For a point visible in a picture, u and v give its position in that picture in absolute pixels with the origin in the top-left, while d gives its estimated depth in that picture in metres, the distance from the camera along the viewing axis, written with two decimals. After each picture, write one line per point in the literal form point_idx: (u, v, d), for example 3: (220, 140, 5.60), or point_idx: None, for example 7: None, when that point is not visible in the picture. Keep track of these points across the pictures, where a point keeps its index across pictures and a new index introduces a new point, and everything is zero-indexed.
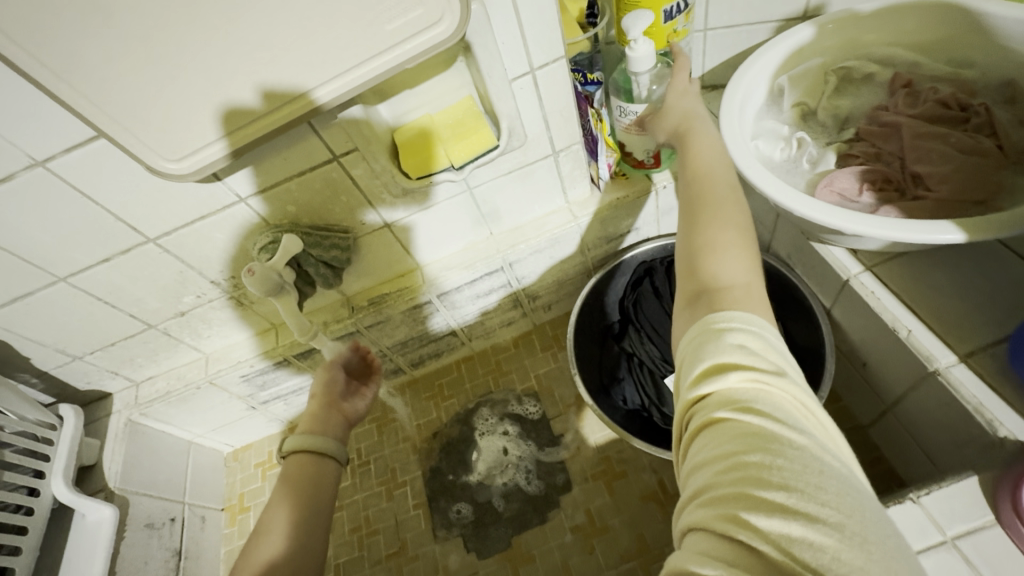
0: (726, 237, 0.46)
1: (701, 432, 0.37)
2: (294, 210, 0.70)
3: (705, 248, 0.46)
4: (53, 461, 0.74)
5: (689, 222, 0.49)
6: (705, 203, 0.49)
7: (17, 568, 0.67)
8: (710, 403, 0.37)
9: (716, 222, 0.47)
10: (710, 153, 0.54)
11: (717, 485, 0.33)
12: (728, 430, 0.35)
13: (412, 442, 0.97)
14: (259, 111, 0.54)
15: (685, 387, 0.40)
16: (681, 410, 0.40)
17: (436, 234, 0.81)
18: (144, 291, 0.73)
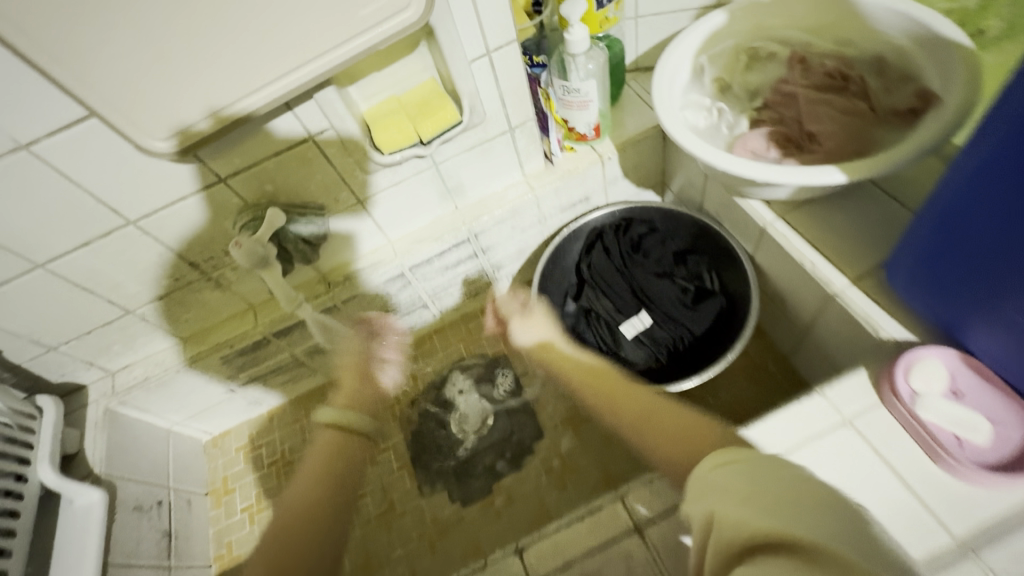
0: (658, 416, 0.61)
1: (735, 489, 0.41)
2: (271, 190, 0.74)
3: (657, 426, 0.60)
4: (36, 449, 0.75)
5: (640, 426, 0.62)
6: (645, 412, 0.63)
7: (13, 550, 0.68)
8: (742, 473, 0.42)
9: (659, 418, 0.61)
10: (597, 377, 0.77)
11: (774, 517, 0.37)
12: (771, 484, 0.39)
13: (392, 410, 1.03)
14: (208, 131, 0.60)
15: (710, 468, 0.44)
16: (706, 487, 0.43)
17: (404, 209, 0.87)
18: (124, 275, 0.76)
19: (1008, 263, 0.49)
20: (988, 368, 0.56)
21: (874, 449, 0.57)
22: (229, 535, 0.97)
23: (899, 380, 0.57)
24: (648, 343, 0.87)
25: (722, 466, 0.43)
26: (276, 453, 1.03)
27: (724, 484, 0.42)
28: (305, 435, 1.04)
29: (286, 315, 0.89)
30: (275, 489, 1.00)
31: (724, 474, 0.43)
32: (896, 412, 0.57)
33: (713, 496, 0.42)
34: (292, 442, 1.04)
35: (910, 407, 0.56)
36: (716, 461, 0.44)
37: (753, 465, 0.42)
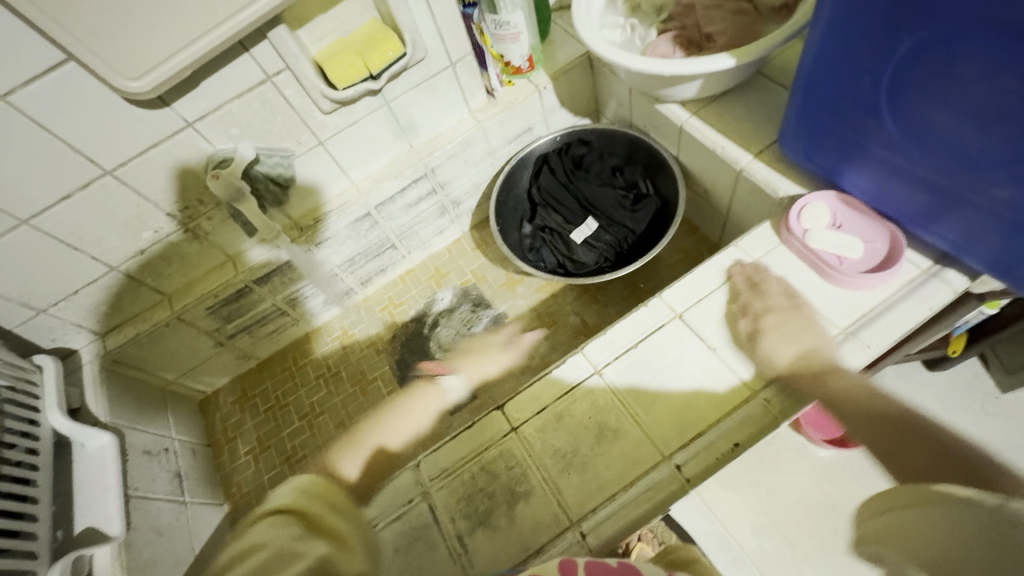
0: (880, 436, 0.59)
1: (903, 508, 0.52)
2: (236, 136, 0.81)
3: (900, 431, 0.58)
4: (44, 399, 0.80)
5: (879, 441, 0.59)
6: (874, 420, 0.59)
7: (38, 481, 0.72)
8: (908, 495, 0.53)
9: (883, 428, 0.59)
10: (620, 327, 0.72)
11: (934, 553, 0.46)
12: (918, 513, 0.50)
13: (375, 346, 1.11)
14: (184, 72, 0.66)
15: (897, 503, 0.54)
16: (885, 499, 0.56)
17: (363, 149, 0.94)
18: (106, 230, 0.81)
19: (850, 102, 0.62)
20: (860, 202, 0.70)
21: (780, 279, 0.69)
22: (237, 476, 1.03)
23: (793, 223, 0.70)
24: (597, 245, 0.98)
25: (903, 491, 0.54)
26: (270, 400, 1.10)
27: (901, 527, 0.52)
28: (295, 380, 1.11)
29: (263, 261, 0.95)
30: (273, 430, 1.06)
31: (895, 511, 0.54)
32: (792, 246, 0.70)
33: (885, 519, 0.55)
34: (283, 389, 1.10)
35: (801, 239, 0.69)
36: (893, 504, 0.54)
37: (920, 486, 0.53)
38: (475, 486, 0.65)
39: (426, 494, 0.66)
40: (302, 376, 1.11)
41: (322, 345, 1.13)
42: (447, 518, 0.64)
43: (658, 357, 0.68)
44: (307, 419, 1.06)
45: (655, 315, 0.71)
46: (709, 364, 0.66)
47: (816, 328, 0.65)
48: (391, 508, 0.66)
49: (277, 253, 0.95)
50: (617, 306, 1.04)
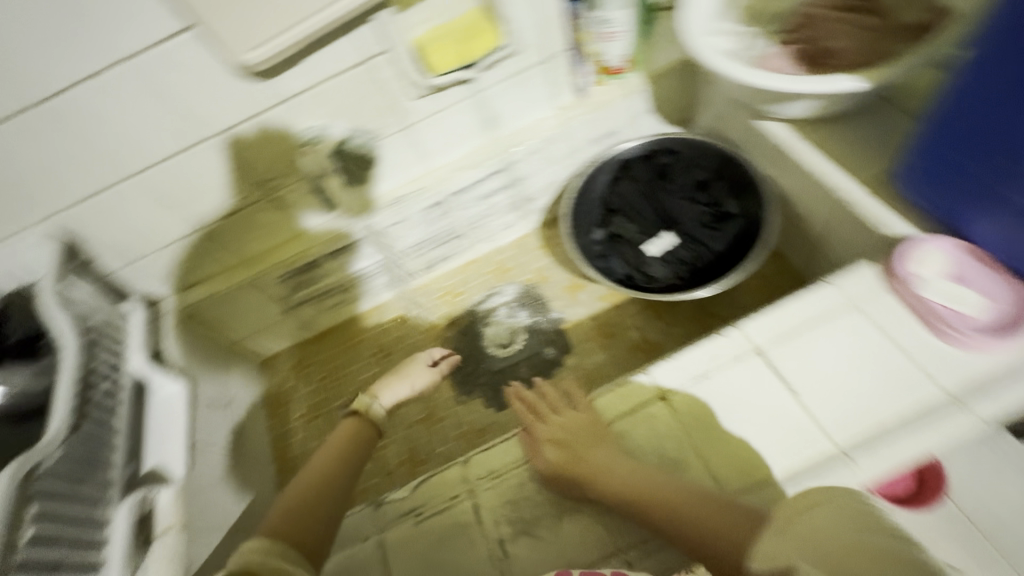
0: (703, 510, 0.56)
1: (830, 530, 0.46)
2: (330, 113, 0.82)
3: (687, 510, 0.56)
4: (130, 339, 0.87)
5: (670, 525, 0.56)
6: (663, 497, 0.58)
7: (116, 419, 0.77)
8: (860, 511, 0.47)
9: (688, 507, 0.56)
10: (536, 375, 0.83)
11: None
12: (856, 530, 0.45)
13: (430, 332, 1.12)
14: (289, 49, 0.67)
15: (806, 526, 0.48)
16: (819, 510, 0.49)
17: (444, 137, 0.94)
18: (200, 191, 0.85)
19: (994, 142, 0.55)
20: (985, 253, 0.63)
21: (877, 327, 0.64)
22: (289, 438, 1.07)
23: (903, 266, 0.64)
24: (671, 261, 0.95)
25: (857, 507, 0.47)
26: (325, 370, 1.13)
27: (828, 546, 0.45)
28: (350, 355, 1.13)
29: (337, 237, 0.97)
30: (326, 400, 1.10)
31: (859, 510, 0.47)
32: (900, 293, 0.64)
33: (813, 517, 0.48)
34: (339, 361, 1.13)
35: (911, 285, 0.62)
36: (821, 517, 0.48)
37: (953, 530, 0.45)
38: (523, 491, 0.64)
39: (471, 492, 0.66)
40: (357, 351, 1.14)
41: (379, 324, 1.15)
42: (491, 521, 0.64)
43: (733, 392, 0.64)
44: (359, 393, 1.09)
45: (735, 348, 0.66)
46: (789, 407, 0.62)
47: (855, 397, 0.61)
48: (437, 500, 0.66)
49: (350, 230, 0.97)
50: (682, 326, 1.00)
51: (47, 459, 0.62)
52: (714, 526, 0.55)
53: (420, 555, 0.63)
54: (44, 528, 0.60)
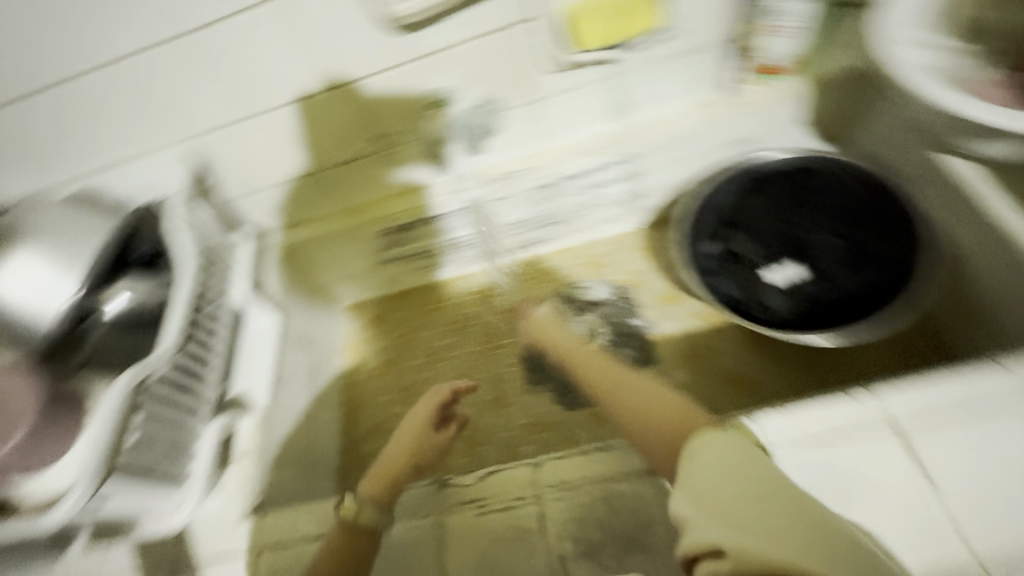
0: (648, 382, 0.73)
1: (743, 504, 0.46)
2: (462, 76, 0.79)
3: (653, 402, 0.66)
4: (237, 267, 0.90)
5: (620, 398, 0.73)
6: (628, 382, 0.75)
7: (216, 341, 0.80)
8: (758, 473, 0.48)
9: (633, 379, 0.76)
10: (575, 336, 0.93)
11: (826, 557, 0.41)
12: (771, 506, 0.45)
13: (511, 313, 1.09)
14: None
15: (731, 504, 0.46)
16: (712, 471, 0.49)
17: (569, 117, 0.89)
18: (324, 135, 0.85)
19: None
20: None
21: None
22: (359, 387, 1.10)
23: None
24: (795, 295, 0.85)
25: (754, 467, 0.49)
26: (402, 330, 1.14)
27: (753, 520, 0.44)
28: (428, 319, 1.14)
29: (441, 201, 0.96)
30: (399, 358, 1.11)
31: (753, 467, 0.49)
32: None
33: (721, 484, 0.48)
34: (416, 322, 1.14)
35: None
36: (735, 496, 0.46)
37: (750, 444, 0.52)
38: (593, 511, 0.61)
39: (538, 499, 0.63)
40: (435, 318, 1.13)
41: (463, 295, 1.14)
42: (555, 534, 0.61)
43: (855, 466, 0.57)
44: (431, 358, 1.09)
45: (867, 416, 0.59)
46: (916, 494, 0.54)
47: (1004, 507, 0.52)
48: (503, 496, 0.65)
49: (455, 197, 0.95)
50: (785, 364, 0.91)
51: (157, 371, 0.65)
52: (658, 402, 0.66)
53: (479, 547, 0.62)
54: (144, 434, 0.63)
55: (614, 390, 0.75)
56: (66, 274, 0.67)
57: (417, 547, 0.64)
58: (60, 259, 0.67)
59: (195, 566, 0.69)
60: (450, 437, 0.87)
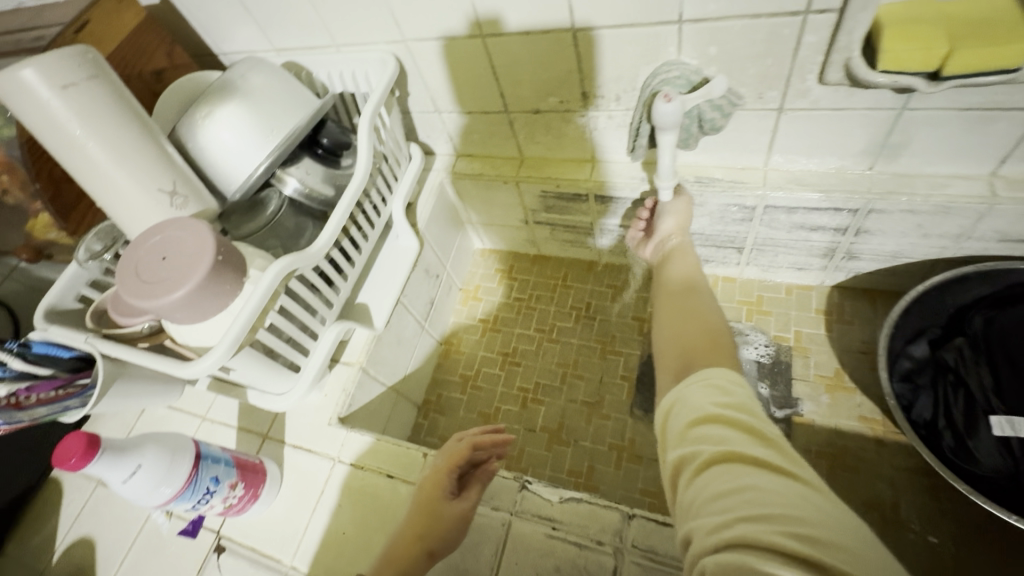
0: (698, 307, 0.57)
1: (699, 477, 0.39)
2: (706, 58, 0.66)
3: (691, 323, 0.55)
4: (399, 183, 0.88)
5: (664, 314, 0.60)
6: (679, 300, 0.61)
7: (362, 249, 0.81)
8: (716, 429, 0.40)
9: (689, 299, 0.60)
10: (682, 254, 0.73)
11: (773, 518, 0.33)
12: (728, 468, 0.38)
13: (641, 323, 1.00)
14: None
15: (690, 482, 0.39)
16: (677, 436, 0.43)
17: (813, 141, 0.72)
18: (531, 79, 0.77)
19: None
20: None
21: None
22: (463, 332, 1.08)
23: None
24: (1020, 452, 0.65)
25: (711, 421, 0.41)
26: (524, 293, 1.10)
27: (705, 489, 0.37)
28: (554, 294, 1.08)
29: (619, 184, 0.86)
30: (510, 320, 1.07)
31: (712, 420, 0.41)
32: None
33: (682, 454, 0.41)
34: (541, 292, 1.09)
35: None
36: (695, 473, 0.39)
37: (715, 387, 0.44)
38: None
39: (617, 553, 0.57)
40: (561, 296, 1.07)
41: (598, 284, 1.07)
42: None
43: None
44: (541, 334, 1.04)
45: None
46: None
47: None
48: (581, 530, 0.59)
49: (637, 184, 0.85)
50: (959, 531, 0.72)
51: (305, 266, 0.66)
52: (694, 320, 0.56)
53: (537, 569, 0.58)
54: (279, 322, 0.65)
55: (663, 310, 0.61)
56: (262, 141, 0.70)
57: (476, 535, 0.62)
58: (262, 125, 0.70)
59: (281, 446, 0.74)
60: (467, 509, 0.54)
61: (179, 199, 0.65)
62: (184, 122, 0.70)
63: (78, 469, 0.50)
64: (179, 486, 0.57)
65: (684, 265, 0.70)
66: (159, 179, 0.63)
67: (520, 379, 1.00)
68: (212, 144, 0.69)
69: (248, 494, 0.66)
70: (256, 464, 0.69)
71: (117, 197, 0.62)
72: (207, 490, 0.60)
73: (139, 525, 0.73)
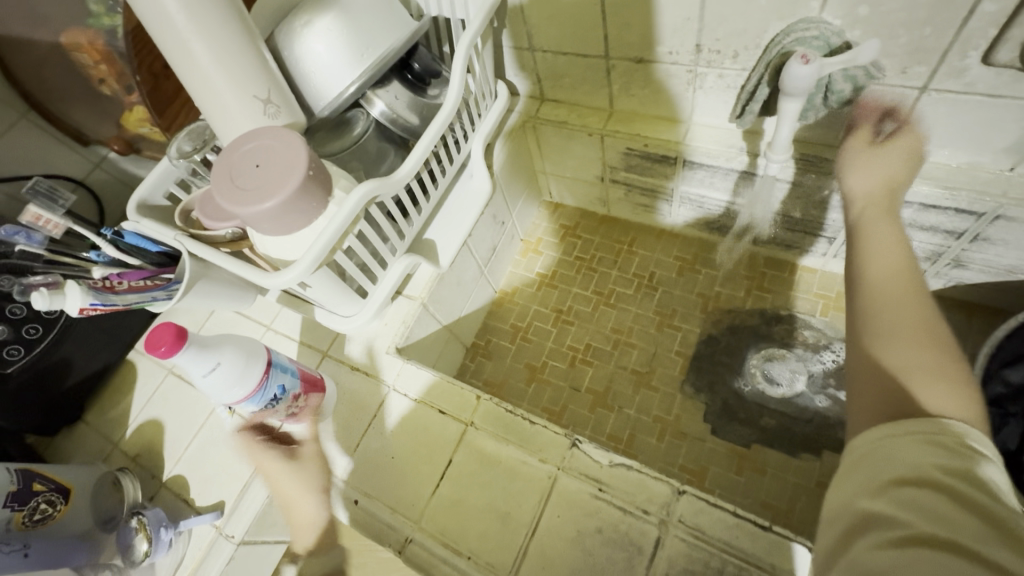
0: (912, 342, 0.41)
1: (887, 545, 0.32)
2: (853, 19, 0.58)
3: (897, 370, 0.40)
4: (482, 121, 0.85)
5: (868, 320, 0.44)
6: (875, 323, 0.43)
7: (438, 185, 0.79)
8: (934, 501, 0.32)
9: (895, 319, 0.43)
10: (886, 235, 0.49)
11: None
12: (937, 555, 0.30)
13: (705, 302, 0.96)
14: None
15: (869, 546, 0.33)
16: (864, 490, 0.36)
17: (952, 130, 0.64)
18: (641, 24, 0.71)
19: None
20: None
21: None
22: (519, 283, 1.07)
23: None
24: None
25: (922, 487, 0.33)
26: (588, 253, 1.07)
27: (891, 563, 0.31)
28: (617, 259, 1.04)
29: (714, 151, 0.80)
30: (569, 278, 1.05)
31: (923, 487, 0.33)
32: None
33: (868, 515, 0.34)
34: (604, 255, 1.06)
35: None
36: (881, 539, 0.32)
37: (946, 453, 0.35)
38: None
39: (662, 525, 0.57)
40: (626, 261, 1.04)
41: (666, 255, 1.02)
42: (662, 570, 0.55)
43: None
44: (599, 298, 1.02)
45: None
46: None
47: None
48: (627, 496, 0.59)
49: (734, 154, 0.79)
50: None
51: (387, 193, 0.65)
52: (921, 347, 0.41)
53: (579, 526, 0.59)
54: (356, 247, 0.65)
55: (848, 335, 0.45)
56: (356, 61, 0.67)
57: (522, 483, 0.63)
58: (358, 43, 0.67)
59: (340, 366, 0.77)
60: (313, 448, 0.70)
61: (272, 109, 0.64)
62: (282, 29, 0.69)
63: (166, 357, 0.52)
64: (252, 389, 0.59)
65: (885, 255, 0.47)
66: (255, 86, 0.62)
67: (572, 338, 0.99)
68: (307, 56, 0.67)
69: (308, 407, 0.68)
70: (318, 378, 0.71)
71: (213, 98, 0.62)
72: (274, 396, 0.62)
73: (204, 416, 0.78)
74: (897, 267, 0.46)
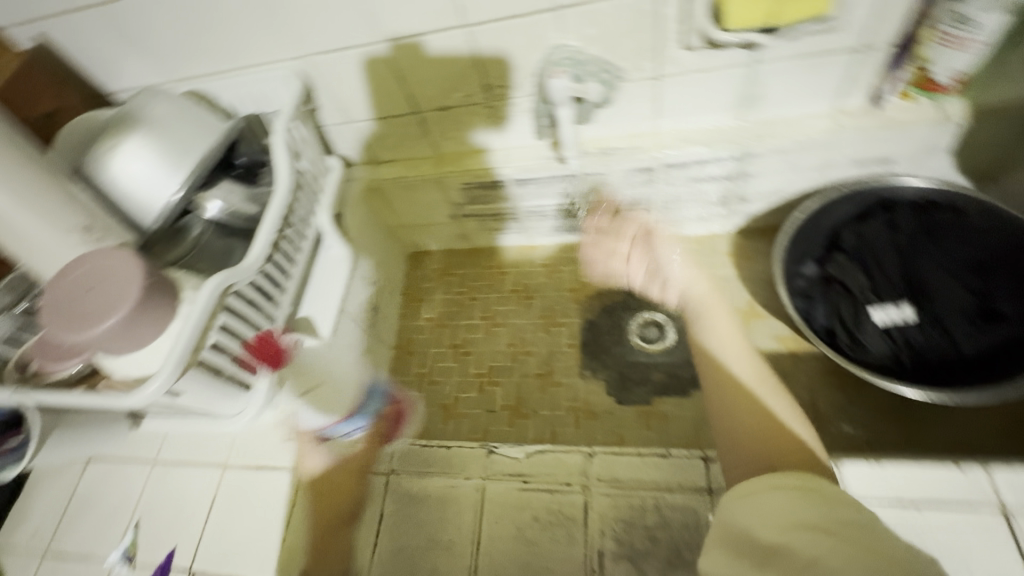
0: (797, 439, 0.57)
1: (789, 531, 0.44)
2: (587, 39, 0.74)
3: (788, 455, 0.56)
4: (322, 195, 0.90)
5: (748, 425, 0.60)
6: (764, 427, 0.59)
7: (296, 261, 0.82)
8: (832, 513, 0.45)
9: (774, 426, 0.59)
10: (727, 338, 0.73)
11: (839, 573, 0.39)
12: (820, 536, 0.43)
13: (576, 294, 1.07)
14: None
15: (773, 528, 0.45)
16: (776, 498, 0.48)
17: (688, 100, 0.81)
18: (434, 78, 0.82)
19: None
20: None
21: None
22: (411, 333, 1.10)
23: None
24: (896, 338, 0.78)
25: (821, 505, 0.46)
26: (465, 286, 1.14)
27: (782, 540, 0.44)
28: (492, 283, 1.12)
29: (533, 166, 0.92)
30: (454, 313, 1.11)
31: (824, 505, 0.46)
32: None
33: (773, 511, 0.47)
34: (479, 282, 1.13)
35: None
36: (785, 523, 0.45)
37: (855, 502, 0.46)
38: (642, 516, 0.59)
39: (585, 489, 0.62)
40: (499, 282, 1.12)
41: (533, 265, 1.12)
42: (597, 529, 0.59)
43: (941, 540, 0.52)
44: (487, 321, 1.08)
45: (978, 495, 0.53)
46: None
47: None
48: (549, 477, 0.64)
49: (549, 163, 0.92)
50: (864, 415, 0.84)
51: (240, 281, 0.66)
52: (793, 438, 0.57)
53: (517, 522, 0.62)
54: (222, 340, 0.65)
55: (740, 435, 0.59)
56: (175, 170, 0.69)
57: (453, 506, 0.64)
58: (172, 154, 0.70)
59: (240, 470, 0.73)
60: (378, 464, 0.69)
61: (96, 235, 0.63)
62: (89, 160, 0.69)
63: None
64: None
65: (741, 362, 0.69)
66: (70, 218, 0.61)
67: (475, 365, 1.03)
68: (122, 178, 0.68)
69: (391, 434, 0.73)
70: None
71: (25, 241, 0.60)
72: None
73: None
74: (759, 374, 0.67)
